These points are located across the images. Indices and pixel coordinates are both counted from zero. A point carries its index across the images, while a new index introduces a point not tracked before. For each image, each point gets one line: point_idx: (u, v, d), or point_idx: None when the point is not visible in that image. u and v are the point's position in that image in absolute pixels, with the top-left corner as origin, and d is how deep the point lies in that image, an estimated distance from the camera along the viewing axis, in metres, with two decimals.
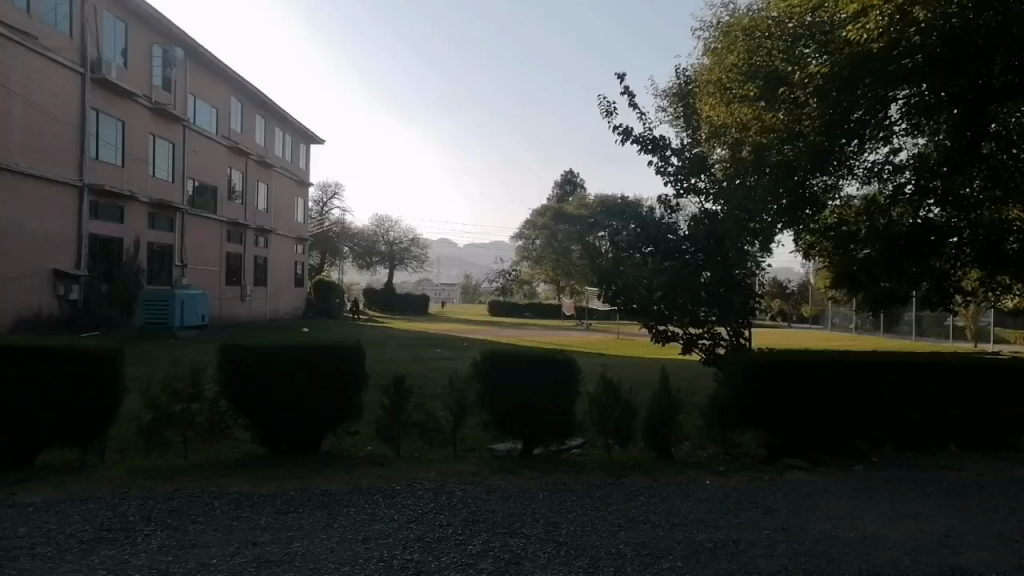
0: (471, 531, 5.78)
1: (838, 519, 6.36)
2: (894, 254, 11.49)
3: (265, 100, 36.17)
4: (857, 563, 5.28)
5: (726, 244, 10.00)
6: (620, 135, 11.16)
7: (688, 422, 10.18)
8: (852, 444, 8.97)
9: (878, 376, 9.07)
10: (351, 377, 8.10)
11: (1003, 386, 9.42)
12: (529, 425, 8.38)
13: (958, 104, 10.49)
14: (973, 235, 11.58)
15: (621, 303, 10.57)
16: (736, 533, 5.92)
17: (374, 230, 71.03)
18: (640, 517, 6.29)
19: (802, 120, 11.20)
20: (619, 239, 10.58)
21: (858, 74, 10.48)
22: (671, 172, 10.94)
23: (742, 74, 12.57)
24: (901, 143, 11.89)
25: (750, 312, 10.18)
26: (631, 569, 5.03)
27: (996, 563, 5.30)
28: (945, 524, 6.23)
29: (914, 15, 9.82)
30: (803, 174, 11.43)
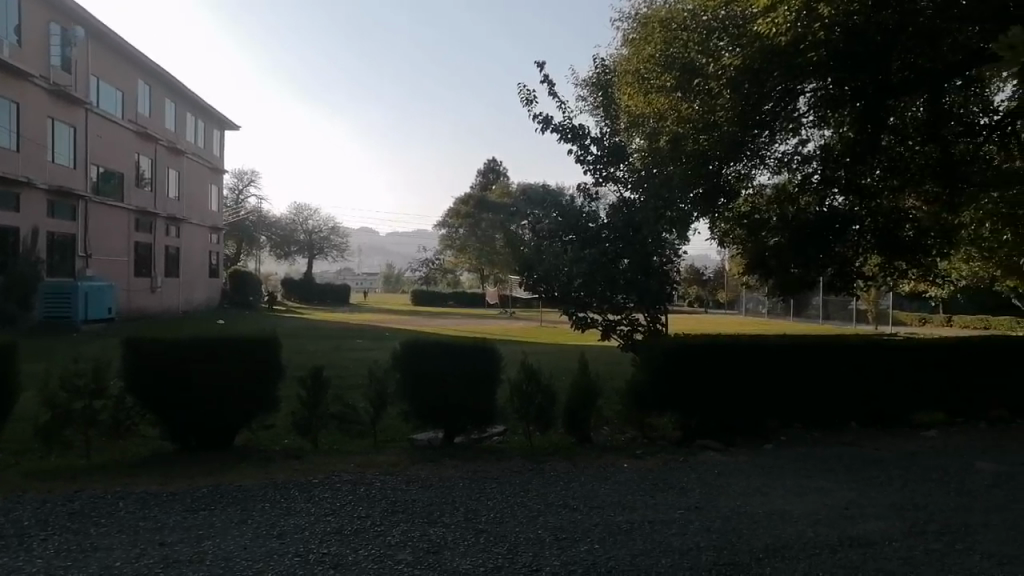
0: (391, 522, 5.73)
1: (748, 497, 6.60)
2: (800, 242, 12.05)
3: (175, 83, 34.66)
4: (764, 538, 5.48)
5: (643, 231, 10.17)
6: (539, 124, 11.26)
7: (607, 407, 10.30)
8: (761, 424, 9.32)
9: (785, 361, 9.45)
10: (266, 370, 7.89)
11: (898, 364, 9.99)
12: (448, 412, 8.35)
13: (861, 96, 11.16)
14: (874, 223, 12.39)
15: (542, 290, 10.61)
16: (651, 514, 6.06)
17: (293, 218, 69.30)
18: (558, 502, 6.37)
19: (715, 111, 11.53)
20: (541, 227, 10.80)
21: (765, 66, 10.98)
22: (590, 160, 11.08)
23: (659, 65, 12.38)
24: (809, 134, 12.23)
25: (666, 297, 10.38)
26: (549, 553, 5.09)
27: (890, 532, 5.61)
28: (846, 497, 6.54)
29: (819, 11, 10.28)
30: (718, 162, 11.78)
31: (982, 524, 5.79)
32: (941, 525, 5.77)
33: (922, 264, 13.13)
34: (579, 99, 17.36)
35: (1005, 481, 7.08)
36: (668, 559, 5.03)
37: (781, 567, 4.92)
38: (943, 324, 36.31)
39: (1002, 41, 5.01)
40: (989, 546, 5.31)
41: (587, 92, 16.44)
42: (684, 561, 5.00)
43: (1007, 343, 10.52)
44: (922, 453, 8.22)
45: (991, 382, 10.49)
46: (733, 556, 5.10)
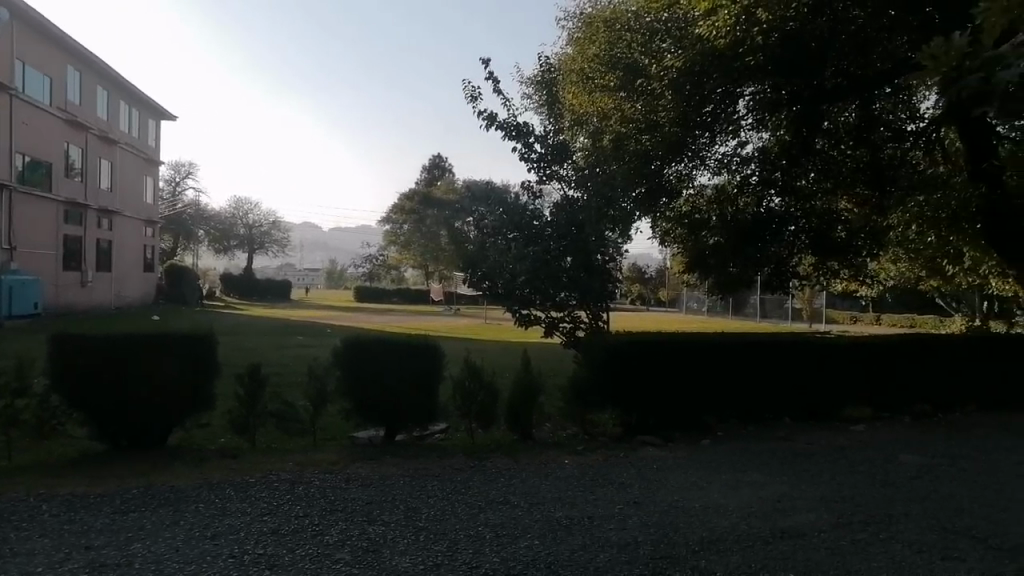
0: (329, 521, 5.65)
1: (686, 491, 6.73)
2: (738, 241, 12.43)
3: (107, 70, 33.41)
4: (699, 531, 5.60)
5: (586, 230, 10.23)
6: (484, 121, 11.26)
7: (549, 404, 10.36)
8: (699, 419, 9.50)
9: (723, 357, 9.68)
10: (201, 367, 7.71)
11: (831, 362, 10.34)
12: (389, 409, 8.29)
13: (798, 100, 11.55)
14: (808, 224, 12.80)
15: (486, 287, 10.61)
16: (591, 509, 6.13)
17: (232, 213, 67.68)
18: (499, 499, 6.39)
19: (657, 111, 11.72)
20: (485, 224, 10.81)
21: (706, 69, 11.17)
22: (534, 158, 11.13)
23: (602, 65, 12.52)
24: (748, 137, 12.48)
25: (609, 295, 10.54)
26: (489, 550, 5.10)
27: (819, 523, 5.80)
28: (778, 490, 6.75)
29: (758, 16, 10.59)
30: (660, 162, 11.90)
31: (905, 514, 6.04)
32: (866, 516, 6.00)
33: (853, 264, 13.61)
34: (524, 98, 17.39)
35: (926, 472, 7.40)
36: (606, 554, 5.09)
37: (716, 559, 5.04)
38: (872, 322, 37.65)
39: (926, 50, 5.24)
40: (910, 534, 5.55)
41: (532, 91, 16.45)
42: (622, 555, 5.07)
43: (931, 342, 11.03)
44: (850, 447, 8.53)
45: (917, 379, 10.95)
46: (670, 550, 5.20)
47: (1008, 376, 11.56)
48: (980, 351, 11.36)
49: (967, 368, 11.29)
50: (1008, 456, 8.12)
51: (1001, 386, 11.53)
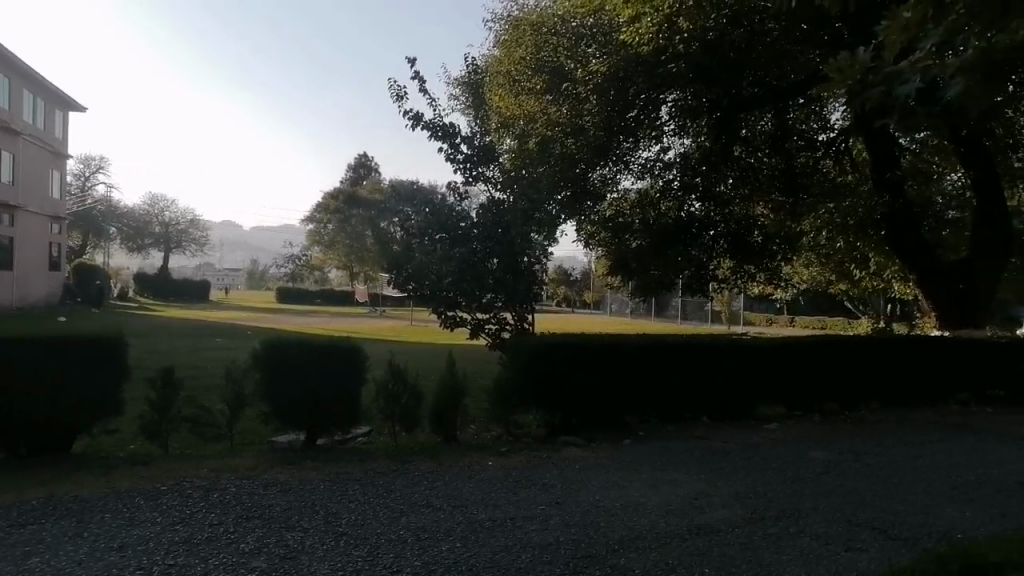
0: (245, 528, 5.49)
1: (606, 490, 6.84)
2: (659, 245, 12.63)
3: (9, 57, 31.53)
4: (619, 530, 5.69)
5: (511, 232, 10.26)
6: (409, 120, 11.17)
7: (474, 406, 10.35)
8: (620, 419, 9.67)
9: (645, 358, 9.89)
10: (111, 371, 7.38)
11: (747, 362, 10.70)
12: (309, 412, 8.11)
13: (717, 109, 11.92)
14: (727, 228, 13.10)
15: (412, 288, 10.57)
16: (513, 511, 6.15)
17: (146, 210, 64.96)
18: (421, 502, 6.35)
19: (583, 115, 11.81)
20: (410, 225, 10.73)
21: (630, 74, 11.43)
22: (461, 160, 11.13)
23: (529, 68, 12.66)
24: (670, 142, 12.78)
25: (534, 297, 10.55)
26: (411, 554, 5.05)
27: (733, 519, 5.99)
28: (695, 488, 6.92)
29: (680, 25, 10.97)
30: (585, 166, 12.08)
31: (812, 508, 6.29)
32: (777, 511, 6.22)
33: (768, 268, 14.10)
34: (452, 99, 17.31)
35: (833, 468, 7.74)
36: (528, 555, 5.12)
37: (635, 557, 5.12)
38: (786, 324, 39.05)
39: (833, 63, 5.44)
40: (817, 527, 5.79)
41: (460, 92, 16.41)
42: (544, 556, 5.10)
43: (839, 342, 11.57)
44: (764, 445, 8.84)
45: (827, 378, 11.43)
46: (590, 548, 5.27)
47: (909, 374, 12.20)
48: (884, 351, 11.98)
49: (872, 368, 11.87)
50: (908, 450, 8.57)
51: (904, 384, 12.17)
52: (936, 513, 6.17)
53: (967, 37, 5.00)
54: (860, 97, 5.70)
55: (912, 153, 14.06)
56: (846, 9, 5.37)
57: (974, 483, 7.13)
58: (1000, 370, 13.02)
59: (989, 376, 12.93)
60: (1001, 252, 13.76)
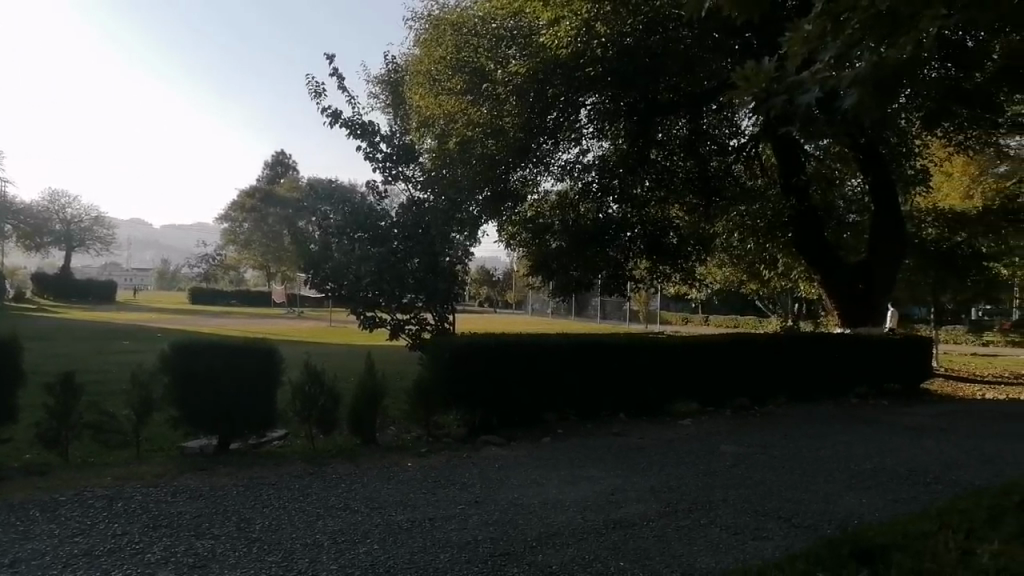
0: (151, 537, 5.29)
1: (525, 488, 6.90)
2: (579, 245, 12.80)
3: None
4: (537, 526, 5.76)
5: (432, 232, 10.29)
6: (327, 118, 11.00)
7: (393, 407, 10.23)
8: (538, 417, 9.77)
9: (565, 358, 10.03)
10: (5, 377, 6.97)
11: (662, 361, 10.99)
12: (220, 416, 7.84)
13: (634, 112, 12.26)
14: (643, 230, 13.47)
15: (330, 288, 10.39)
16: (432, 511, 6.14)
17: (45, 206, 61.49)
18: (338, 504, 6.25)
19: (503, 116, 11.90)
20: (328, 224, 10.52)
21: (549, 77, 11.57)
22: (380, 158, 11.01)
23: (449, 68, 12.66)
24: (589, 145, 13.03)
25: (454, 297, 10.51)
26: (327, 558, 4.98)
27: (647, 513, 6.15)
28: (612, 483, 7.07)
29: (597, 30, 11.17)
30: (507, 167, 12.15)
31: (723, 500, 6.52)
32: (690, 504, 6.41)
33: (683, 268, 14.50)
34: (371, 98, 17.05)
35: (742, 461, 8.04)
36: (446, 554, 5.12)
37: (552, 552, 5.20)
38: (701, 323, 40.19)
39: (741, 71, 5.66)
40: (726, 519, 6.00)
41: (379, 90, 16.24)
42: (462, 555, 5.12)
43: (749, 340, 12.01)
44: (678, 440, 9.10)
45: (737, 375, 11.85)
46: (508, 546, 5.31)
47: (813, 370, 12.78)
48: (791, 348, 12.52)
49: (780, 364, 12.37)
50: (812, 442, 8.99)
51: (809, 379, 12.75)
52: (837, 501, 6.49)
53: (861, 50, 5.30)
54: (765, 105, 5.95)
55: (817, 159, 14.73)
56: (752, 20, 5.60)
57: (871, 471, 7.54)
58: (895, 365, 13.83)
59: (884, 371, 13.71)
60: (898, 254, 14.55)
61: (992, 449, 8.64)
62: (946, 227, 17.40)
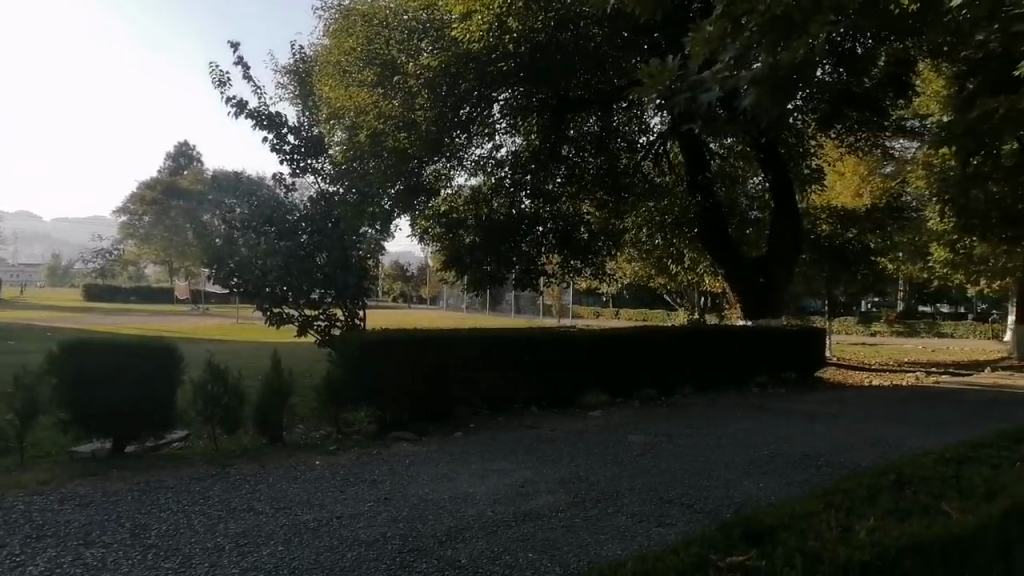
0: (35, 549, 4.98)
1: (435, 483, 6.88)
2: (492, 240, 12.79)
3: None
4: (447, 521, 5.75)
5: (341, 226, 10.10)
6: (231, 108, 10.64)
7: (301, 406, 9.93)
8: (449, 412, 9.74)
9: (475, 352, 10.06)
10: None
11: (573, 353, 11.16)
12: (116, 417, 7.49)
13: (546, 112, 12.75)
14: (554, 225, 13.58)
15: (235, 284, 10.03)
16: (339, 509, 6.03)
17: None
18: (241, 506, 6.06)
19: (415, 110, 11.73)
20: (232, 218, 10.15)
21: (460, 70, 11.50)
22: (287, 150, 10.74)
23: (360, 60, 12.43)
24: (502, 140, 13.10)
25: (364, 292, 10.35)
26: (227, 562, 4.81)
27: (556, 503, 6.24)
28: (522, 476, 7.13)
29: (509, 25, 11.18)
30: (420, 161, 12.02)
31: (629, 489, 6.68)
32: (598, 494, 6.52)
33: (594, 263, 14.70)
34: (279, 88, 16.58)
35: (648, 450, 8.26)
36: (354, 553, 5.04)
37: (461, 547, 5.19)
38: (613, 316, 41.04)
39: (645, 68, 5.76)
40: (633, 506, 6.16)
41: (286, 80, 15.81)
42: (370, 553, 5.05)
43: (657, 333, 12.38)
44: (588, 431, 9.27)
45: (645, 366, 12.16)
46: (418, 542, 5.27)
47: (717, 360, 13.25)
48: (696, 340, 12.96)
49: (685, 355, 12.76)
50: (714, 430, 9.33)
51: (712, 370, 13.21)
52: (736, 486, 6.76)
53: (757, 52, 5.49)
54: (668, 101, 6.09)
55: (721, 158, 15.26)
56: (656, 20, 5.72)
57: (768, 456, 7.89)
58: (792, 355, 14.52)
59: (782, 361, 14.37)
60: (795, 248, 15.25)
61: (877, 433, 9.18)
62: (838, 224, 18.36)
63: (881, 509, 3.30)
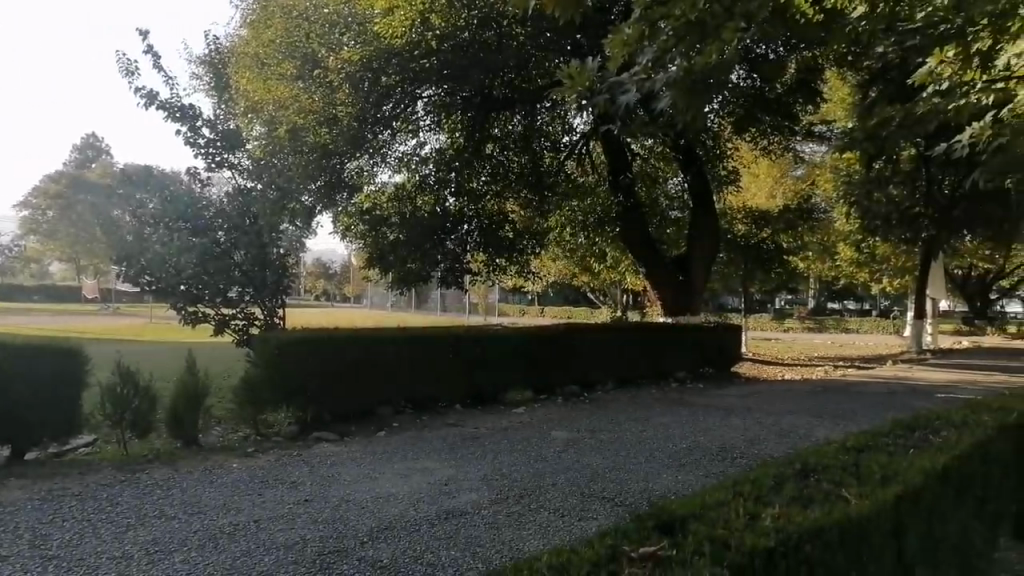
0: None
1: (358, 483, 6.81)
2: (416, 240, 12.70)
3: None
4: (368, 521, 5.69)
5: (260, 222, 9.85)
6: (141, 99, 10.23)
7: (217, 407, 9.62)
8: (372, 411, 9.66)
9: (398, 350, 9.98)
10: None
11: (496, 351, 11.22)
12: (15, 422, 7.08)
13: (471, 107, 12.70)
14: (479, 223, 13.52)
15: (146, 283, 9.69)
16: (257, 512, 5.89)
17: None
18: (152, 513, 5.83)
19: (337, 104, 11.59)
20: (142, 214, 9.72)
21: (381, 65, 11.34)
22: (202, 144, 10.39)
23: (278, 52, 12.13)
24: (426, 137, 13.30)
25: (283, 290, 10.09)
26: (136, 570, 4.63)
27: (480, 500, 6.27)
28: (445, 474, 7.13)
29: (432, 22, 11.24)
30: (341, 157, 11.92)
31: (552, 485, 6.76)
32: (521, 490, 6.58)
33: (518, 261, 14.64)
34: (192, 78, 15.99)
35: (571, 446, 8.38)
36: (272, 557, 4.93)
37: (383, 546, 5.15)
38: (538, 314, 41.32)
39: (566, 69, 5.83)
40: (555, 502, 6.24)
41: (201, 71, 15.25)
42: (289, 555, 4.95)
43: (579, 331, 12.60)
44: (512, 428, 9.33)
45: (568, 363, 12.31)
46: (338, 543, 5.20)
47: (637, 357, 13.54)
48: (617, 337, 13.21)
49: (607, 352, 12.99)
50: (635, 425, 9.53)
51: (633, 365, 13.49)
52: (654, 479, 6.94)
53: (674, 56, 5.60)
54: (588, 102, 6.16)
55: (641, 157, 15.86)
56: (576, 21, 5.76)
57: (685, 450, 8.12)
58: (709, 351, 14.97)
59: (700, 357, 14.81)
60: (712, 247, 15.73)
61: (788, 425, 9.56)
62: (753, 224, 18.99)
63: (786, 496, 3.44)
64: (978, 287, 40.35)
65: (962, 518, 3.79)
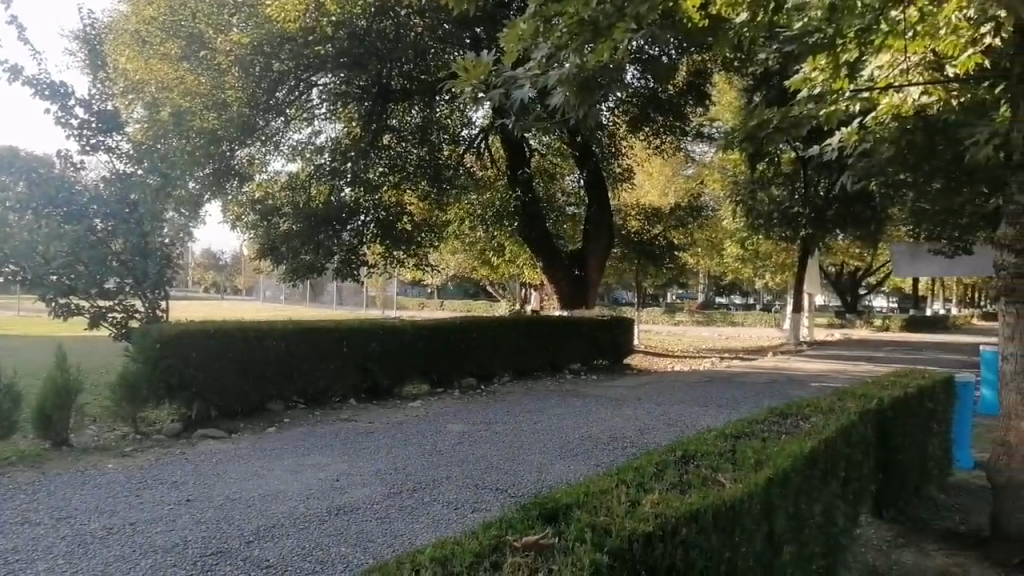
0: None
1: (246, 481, 6.59)
2: (311, 230, 12.54)
3: None
4: (254, 520, 5.51)
5: (140, 210, 9.39)
6: (4, 72, 9.45)
7: (93, 406, 9.09)
8: (263, 407, 9.36)
9: (290, 344, 9.72)
10: None
11: (391, 344, 11.09)
12: None
13: (366, 96, 12.39)
14: (378, 215, 13.31)
15: (8, 274, 8.78)
16: (134, 515, 5.58)
17: None
18: (16, 519, 5.44)
19: (225, 88, 11.28)
20: (5, 197, 8.65)
21: (273, 48, 11.12)
22: (75, 125, 9.71)
23: (162, 30, 11.58)
24: (321, 126, 13.10)
25: (166, 282, 9.75)
26: None
27: (371, 494, 6.21)
28: (337, 469, 6.98)
29: (326, 8, 10.90)
30: (231, 143, 11.63)
31: (445, 477, 6.76)
32: (414, 483, 6.55)
33: (416, 254, 14.45)
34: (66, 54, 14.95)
35: (466, 438, 8.40)
36: (148, 560, 4.69)
37: (269, 546, 5.00)
38: (437, 307, 41.16)
39: (461, 61, 5.81)
40: (448, 495, 6.24)
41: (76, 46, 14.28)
42: (166, 559, 4.72)
43: (477, 325, 12.60)
44: (407, 422, 9.26)
45: (464, 357, 12.31)
46: (221, 544, 5.00)
47: (533, 349, 13.71)
48: (514, 330, 13.30)
49: (503, 345, 13.07)
50: (529, 417, 9.66)
51: (530, 358, 13.65)
52: (546, 470, 7.05)
53: (567, 54, 5.69)
54: (483, 95, 6.17)
55: (540, 154, 16.11)
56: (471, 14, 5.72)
57: (578, 440, 8.30)
58: (603, 345, 15.33)
59: (595, 349, 15.15)
60: (606, 242, 16.14)
61: (675, 414, 9.93)
62: (645, 222, 19.63)
63: (666, 483, 3.57)
64: (849, 286, 43.08)
65: (826, 498, 4.05)
